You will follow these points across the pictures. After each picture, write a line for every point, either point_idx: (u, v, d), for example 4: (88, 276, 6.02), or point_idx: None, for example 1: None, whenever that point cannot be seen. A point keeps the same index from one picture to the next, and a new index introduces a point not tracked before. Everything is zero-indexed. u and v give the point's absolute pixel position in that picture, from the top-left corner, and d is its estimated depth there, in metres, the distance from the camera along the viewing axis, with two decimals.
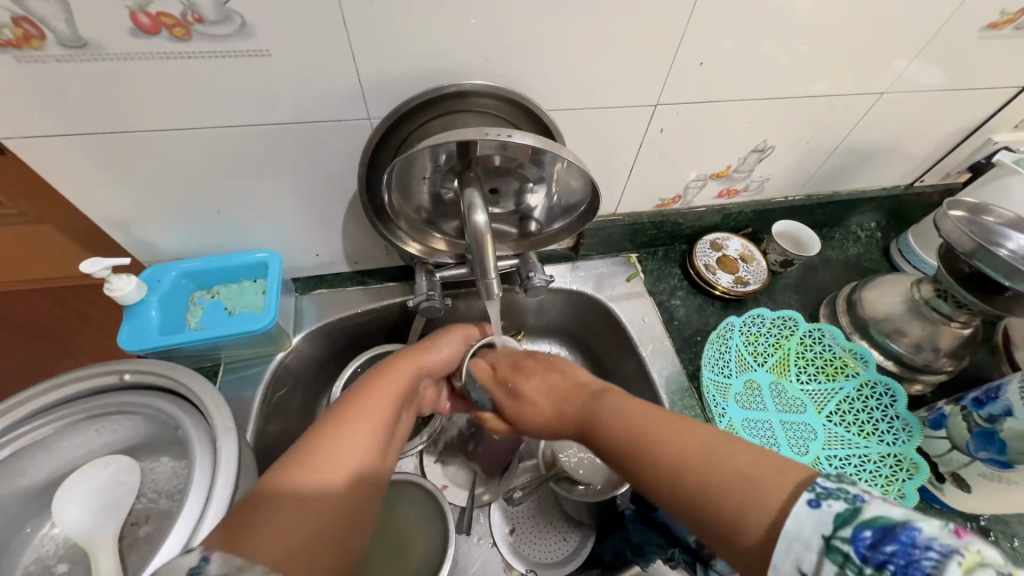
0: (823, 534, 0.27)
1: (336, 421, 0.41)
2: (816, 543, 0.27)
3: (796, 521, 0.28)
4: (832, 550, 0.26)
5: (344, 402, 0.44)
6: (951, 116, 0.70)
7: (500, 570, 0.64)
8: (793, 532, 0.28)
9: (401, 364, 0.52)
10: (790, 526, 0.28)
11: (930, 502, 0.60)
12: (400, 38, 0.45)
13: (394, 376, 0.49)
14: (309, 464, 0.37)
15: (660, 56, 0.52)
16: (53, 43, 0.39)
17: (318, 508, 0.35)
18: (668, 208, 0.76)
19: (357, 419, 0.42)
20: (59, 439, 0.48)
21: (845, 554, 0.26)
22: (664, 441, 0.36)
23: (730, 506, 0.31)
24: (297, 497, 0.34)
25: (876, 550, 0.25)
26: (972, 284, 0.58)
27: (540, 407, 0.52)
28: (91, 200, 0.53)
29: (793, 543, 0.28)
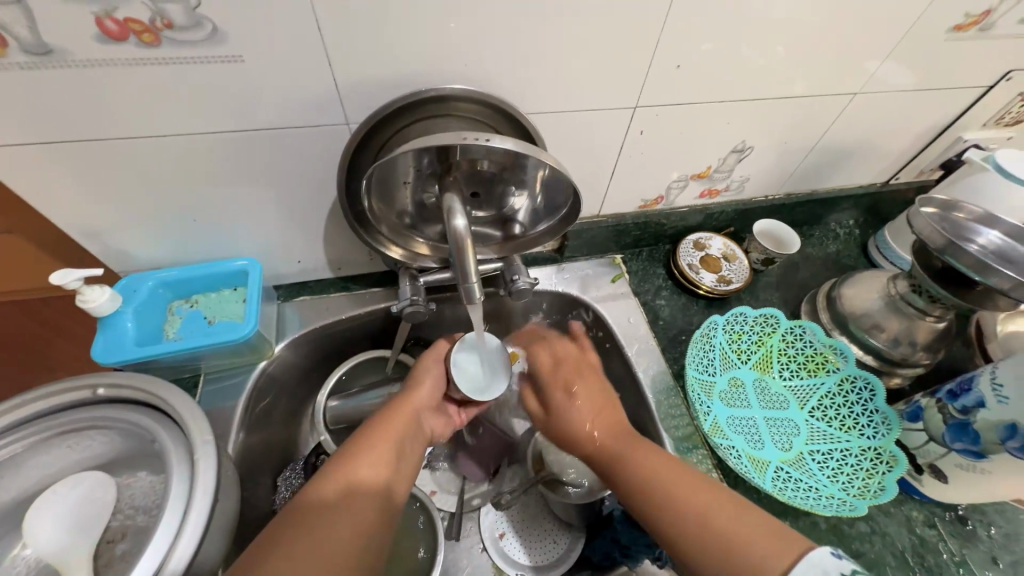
0: (843, 570, 0.35)
1: (350, 454, 0.46)
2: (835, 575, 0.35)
3: (820, 556, 0.36)
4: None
5: (352, 439, 0.49)
6: (923, 115, 0.72)
7: (489, 574, 0.63)
8: (815, 561, 0.36)
9: (401, 401, 0.56)
10: (816, 558, 0.36)
11: (910, 494, 0.61)
12: (376, 44, 0.45)
13: (401, 412, 0.54)
14: (314, 501, 0.41)
15: (638, 58, 0.52)
16: (16, 50, 0.38)
17: (326, 536, 0.39)
18: (651, 209, 0.76)
19: (357, 455, 0.46)
20: (29, 457, 0.46)
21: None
22: (700, 503, 0.43)
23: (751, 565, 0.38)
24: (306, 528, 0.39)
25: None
26: (944, 279, 0.59)
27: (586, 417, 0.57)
28: (60, 209, 0.51)
29: (814, 569, 0.36)
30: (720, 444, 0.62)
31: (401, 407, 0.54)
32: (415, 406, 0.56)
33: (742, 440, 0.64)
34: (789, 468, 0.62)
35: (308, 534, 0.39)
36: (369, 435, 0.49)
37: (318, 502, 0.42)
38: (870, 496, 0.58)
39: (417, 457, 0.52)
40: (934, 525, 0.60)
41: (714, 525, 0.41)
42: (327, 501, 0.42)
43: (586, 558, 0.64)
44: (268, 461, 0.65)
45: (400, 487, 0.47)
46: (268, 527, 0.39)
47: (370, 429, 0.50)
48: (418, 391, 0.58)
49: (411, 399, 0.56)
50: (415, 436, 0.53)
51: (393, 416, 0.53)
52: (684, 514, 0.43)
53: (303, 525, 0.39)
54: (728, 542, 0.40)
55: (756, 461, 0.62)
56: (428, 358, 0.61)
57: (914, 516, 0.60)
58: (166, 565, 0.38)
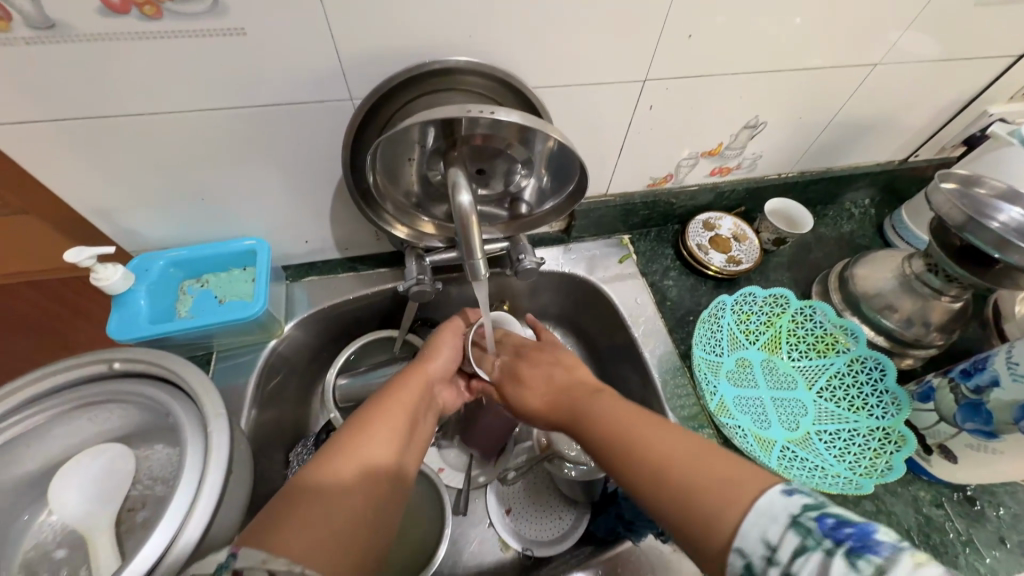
0: (791, 512, 0.30)
1: (360, 426, 0.46)
2: (783, 518, 0.30)
3: (768, 499, 0.31)
4: (798, 524, 0.29)
5: (363, 410, 0.49)
6: (947, 87, 0.69)
7: (496, 549, 0.66)
8: (763, 508, 0.31)
9: (411, 374, 0.55)
10: (764, 504, 0.31)
11: (917, 474, 0.61)
12: (379, 15, 0.44)
13: (412, 385, 0.54)
14: (325, 474, 0.41)
15: (648, 28, 0.50)
16: (20, 25, 0.37)
17: (341, 504, 0.39)
18: (660, 188, 0.75)
19: (367, 426, 0.46)
20: (51, 428, 0.48)
21: (809, 529, 0.29)
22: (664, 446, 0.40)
23: (720, 500, 0.33)
24: (320, 495, 0.39)
25: (836, 531, 0.28)
26: (961, 258, 0.58)
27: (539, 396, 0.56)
28: (71, 188, 0.52)
29: (763, 519, 0.30)
30: (726, 423, 0.62)
31: (413, 380, 0.55)
32: (427, 378, 0.56)
33: (748, 420, 0.64)
34: (795, 448, 0.62)
35: (321, 501, 0.38)
36: (380, 408, 0.49)
37: (332, 471, 0.41)
38: (877, 475, 0.58)
39: (426, 434, 0.53)
40: (941, 505, 0.60)
41: (678, 464, 0.37)
42: (340, 470, 0.41)
43: (590, 533, 0.65)
44: (280, 436, 0.67)
45: (410, 456, 0.48)
46: (274, 497, 0.38)
47: (380, 400, 0.50)
48: (429, 363, 0.58)
49: (423, 371, 0.56)
50: (426, 408, 0.54)
51: (403, 388, 0.53)
52: (651, 463, 0.39)
53: (314, 493, 0.39)
54: (688, 484, 0.36)
55: (762, 440, 0.62)
56: (449, 329, 0.63)
57: (921, 496, 0.60)
58: (182, 533, 0.39)
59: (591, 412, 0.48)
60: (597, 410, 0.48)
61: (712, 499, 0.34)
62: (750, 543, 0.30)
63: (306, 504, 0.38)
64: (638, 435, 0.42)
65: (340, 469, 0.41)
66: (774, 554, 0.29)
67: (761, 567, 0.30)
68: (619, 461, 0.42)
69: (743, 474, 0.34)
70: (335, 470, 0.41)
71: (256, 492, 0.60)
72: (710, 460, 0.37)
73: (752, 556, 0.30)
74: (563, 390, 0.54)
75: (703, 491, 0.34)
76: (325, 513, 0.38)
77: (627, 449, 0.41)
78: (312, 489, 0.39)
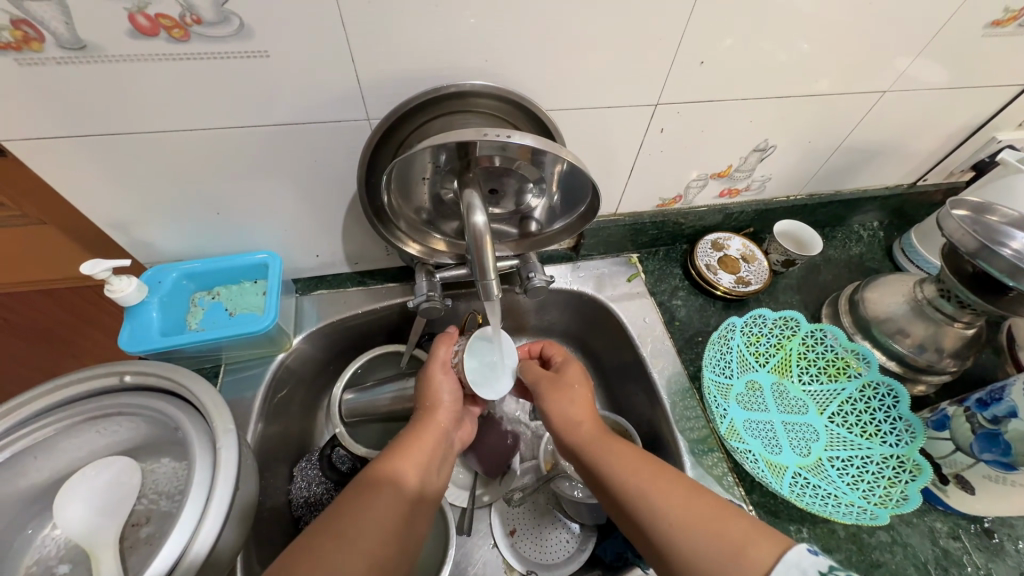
0: (820, 568, 0.33)
1: (365, 485, 0.45)
2: (813, 573, 0.33)
3: (797, 554, 0.34)
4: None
5: (370, 467, 0.48)
6: (955, 114, 0.69)
7: (500, 571, 0.64)
8: (793, 560, 0.34)
9: (423, 425, 0.54)
10: (794, 558, 0.34)
11: (933, 504, 0.60)
12: (399, 42, 0.45)
13: (423, 438, 0.52)
14: (327, 531, 0.40)
15: (660, 55, 0.51)
16: (52, 45, 0.39)
17: (363, 552, 0.40)
18: (669, 208, 0.75)
19: (383, 471, 0.47)
20: (60, 440, 0.48)
21: None
22: (677, 505, 0.42)
23: (724, 556, 0.36)
24: (344, 540, 0.40)
25: None
26: (974, 283, 0.57)
27: (568, 408, 0.55)
28: (91, 201, 0.53)
29: (792, 571, 0.33)
30: (736, 447, 0.61)
31: (431, 426, 0.54)
32: (439, 428, 0.54)
33: (759, 444, 0.63)
34: (807, 474, 0.61)
35: (342, 546, 0.40)
36: (386, 465, 0.48)
37: (359, 515, 0.42)
38: (892, 505, 0.56)
39: (437, 489, 0.51)
40: (958, 537, 0.58)
41: (692, 520, 0.40)
42: (364, 515, 0.42)
43: (597, 557, 0.65)
44: (285, 451, 0.66)
45: (423, 502, 0.48)
46: (292, 545, 0.39)
47: (404, 444, 0.51)
48: (439, 409, 0.56)
49: (436, 421, 0.55)
50: (441, 458, 0.53)
51: (415, 438, 0.52)
52: (659, 516, 0.41)
53: (323, 553, 0.39)
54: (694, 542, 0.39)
55: (773, 466, 0.61)
56: (436, 368, 0.59)
57: (937, 527, 0.59)
58: (189, 550, 0.39)
59: (604, 443, 0.50)
60: (609, 448, 0.49)
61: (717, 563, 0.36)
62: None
63: (312, 560, 0.38)
64: (645, 481, 0.44)
65: (363, 513, 0.42)
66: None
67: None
68: (630, 501, 0.44)
69: (760, 538, 0.37)
70: (360, 515, 0.42)
71: (260, 507, 0.59)
72: (724, 518, 0.39)
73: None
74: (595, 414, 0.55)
75: (715, 542, 0.38)
76: (338, 559, 0.39)
77: (639, 493, 0.44)
78: (329, 534, 0.40)
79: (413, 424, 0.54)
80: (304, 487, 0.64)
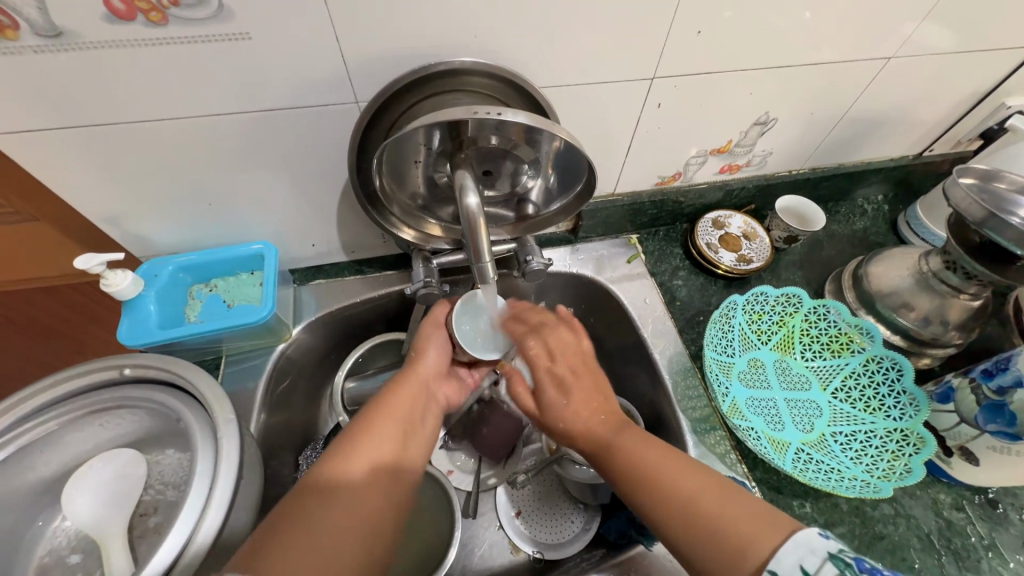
0: (829, 547, 0.33)
1: (340, 446, 0.45)
2: (821, 552, 0.33)
3: (808, 534, 0.35)
4: (837, 558, 0.33)
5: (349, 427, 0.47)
6: (963, 80, 0.67)
7: (507, 552, 0.65)
8: (802, 540, 0.34)
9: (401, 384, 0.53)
10: (804, 538, 0.34)
11: (937, 476, 0.60)
12: (384, 20, 0.44)
13: (401, 396, 0.52)
14: (303, 495, 0.40)
15: (656, 27, 0.50)
16: (28, 33, 0.38)
17: (349, 509, 0.40)
18: (668, 186, 0.74)
19: (361, 431, 0.46)
20: (64, 435, 0.48)
21: (846, 562, 0.33)
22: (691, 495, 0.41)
23: (733, 543, 0.37)
24: (330, 497, 0.40)
25: (873, 570, 0.32)
26: (981, 254, 0.56)
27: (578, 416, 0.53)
28: (81, 195, 0.52)
29: (800, 548, 0.34)
30: (738, 425, 0.61)
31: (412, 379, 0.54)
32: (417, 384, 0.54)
33: (761, 421, 0.63)
34: (810, 450, 0.61)
35: (327, 504, 0.40)
36: (362, 424, 0.47)
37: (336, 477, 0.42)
38: (896, 477, 0.56)
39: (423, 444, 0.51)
40: (962, 508, 0.58)
41: (700, 509, 0.40)
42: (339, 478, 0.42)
43: (602, 536, 0.65)
44: (289, 440, 0.67)
45: (405, 459, 0.47)
46: (271, 513, 0.39)
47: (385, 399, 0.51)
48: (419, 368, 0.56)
49: (415, 373, 0.55)
50: (420, 413, 0.52)
51: (394, 398, 0.51)
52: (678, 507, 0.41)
53: (298, 519, 0.38)
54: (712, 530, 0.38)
55: (776, 443, 0.61)
56: (429, 325, 0.59)
57: (941, 499, 0.59)
58: (194, 539, 0.40)
59: (617, 428, 0.50)
60: (621, 433, 0.49)
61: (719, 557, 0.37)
62: (786, 568, 0.34)
63: (289, 528, 0.38)
64: (657, 464, 0.44)
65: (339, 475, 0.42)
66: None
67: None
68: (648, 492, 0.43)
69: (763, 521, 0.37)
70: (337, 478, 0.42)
71: (266, 494, 0.60)
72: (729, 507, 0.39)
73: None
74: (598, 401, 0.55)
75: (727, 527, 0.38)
76: (317, 523, 0.39)
77: (647, 477, 0.44)
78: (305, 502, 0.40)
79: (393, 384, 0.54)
80: None
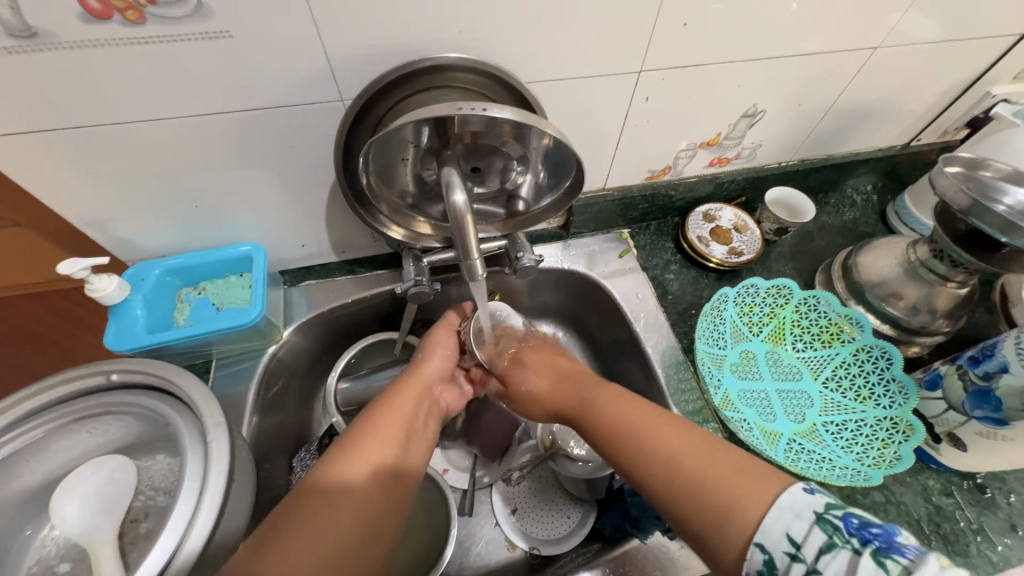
0: (815, 509, 0.33)
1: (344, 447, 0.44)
2: (808, 515, 0.33)
3: (791, 496, 0.34)
4: (823, 521, 0.32)
5: (353, 428, 0.46)
6: (949, 69, 0.67)
7: (503, 548, 0.66)
8: (787, 504, 0.34)
9: (404, 386, 0.53)
10: (787, 502, 0.34)
11: (926, 463, 0.60)
12: (367, 17, 0.43)
13: (404, 398, 0.52)
14: (306, 496, 0.39)
15: (642, 19, 0.49)
16: (0, 34, 0.37)
17: (353, 508, 0.40)
18: (658, 180, 0.74)
19: (367, 430, 0.46)
20: (50, 442, 0.48)
21: (834, 525, 0.32)
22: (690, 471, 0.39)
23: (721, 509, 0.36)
24: (334, 495, 0.40)
25: (862, 530, 0.31)
26: (967, 242, 0.57)
27: (541, 382, 0.58)
28: (63, 199, 0.51)
29: (787, 513, 0.34)
30: (730, 417, 0.62)
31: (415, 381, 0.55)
32: (420, 386, 0.54)
33: (753, 413, 0.63)
34: (801, 440, 0.62)
35: (330, 501, 0.39)
36: (366, 424, 0.47)
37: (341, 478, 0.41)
38: (885, 465, 0.57)
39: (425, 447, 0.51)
40: (951, 494, 0.59)
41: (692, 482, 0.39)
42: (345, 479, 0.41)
43: (597, 530, 0.65)
44: (283, 442, 0.67)
45: (411, 461, 0.47)
46: (273, 511, 0.39)
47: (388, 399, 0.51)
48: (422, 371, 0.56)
49: (418, 374, 0.55)
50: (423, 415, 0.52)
51: (396, 398, 0.51)
52: (667, 480, 0.40)
53: (304, 519, 0.38)
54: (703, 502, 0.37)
55: (768, 433, 0.62)
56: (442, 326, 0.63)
57: (930, 485, 0.59)
58: (184, 545, 0.39)
59: (594, 400, 0.50)
60: (597, 399, 0.50)
61: (705, 525, 0.37)
62: (773, 536, 0.33)
63: (294, 528, 0.37)
64: (636, 431, 0.44)
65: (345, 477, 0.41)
66: (799, 551, 0.32)
67: (783, 562, 0.32)
68: (644, 469, 0.42)
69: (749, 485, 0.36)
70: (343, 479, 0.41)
71: (260, 497, 0.60)
72: (707, 465, 0.39)
73: (773, 553, 0.33)
74: (565, 377, 0.56)
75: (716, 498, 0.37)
76: (321, 524, 0.38)
77: (632, 450, 0.44)
78: (308, 501, 0.39)
79: (393, 386, 0.54)
80: (303, 476, 0.65)
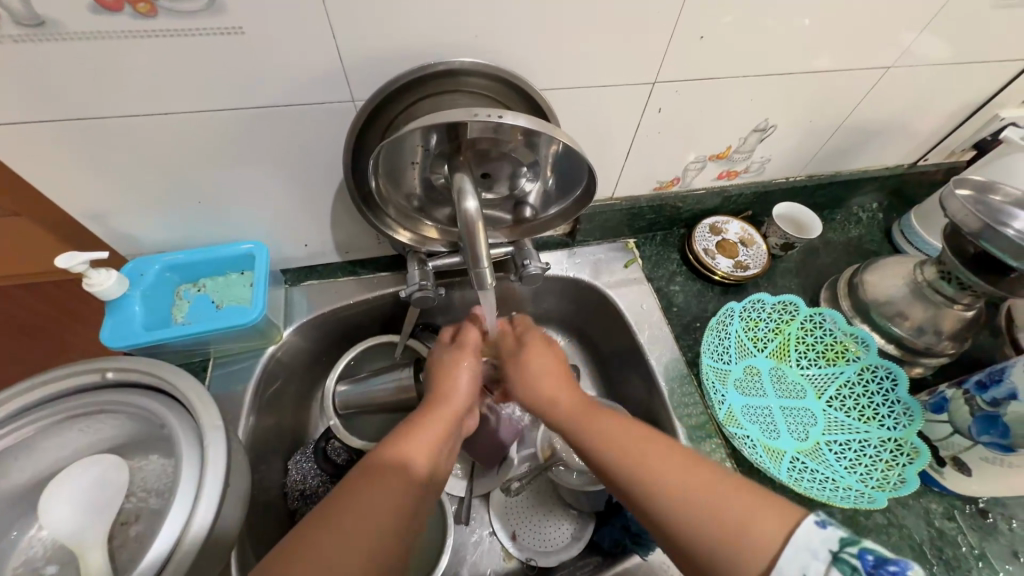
0: (830, 548, 0.33)
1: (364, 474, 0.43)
2: (824, 554, 0.33)
3: (806, 532, 0.35)
4: (840, 561, 0.32)
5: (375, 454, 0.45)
6: (958, 91, 0.67)
7: (498, 558, 0.65)
8: (802, 543, 0.34)
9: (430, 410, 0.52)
10: (803, 539, 0.34)
11: (929, 485, 0.60)
12: (383, 19, 0.43)
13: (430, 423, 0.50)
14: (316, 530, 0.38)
15: (659, 31, 0.49)
16: (8, 22, 0.36)
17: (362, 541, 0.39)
18: (666, 191, 0.74)
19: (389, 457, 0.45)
20: (41, 441, 0.46)
21: (851, 565, 0.32)
22: (703, 500, 0.39)
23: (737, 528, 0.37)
24: (343, 527, 0.39)
25: (879, 568, 0.32)
26: (975, 265, 0.56)
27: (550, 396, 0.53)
28: (64, 192, 0.50)
29: (802, 553, 0.34)
30: (734, 433, 0.61)
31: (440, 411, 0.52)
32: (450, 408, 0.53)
33: (757, 430, 0.63)
34: (804, 459, 0.61)
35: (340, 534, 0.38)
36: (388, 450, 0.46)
37: (359, 502, 0.40)
38: (890, 488, 0.57)
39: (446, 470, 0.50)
40: (953, 518, 0.58)
41: (706, 510, 0.39)
42: (362, 506, 0.40)
43: (596, 543, 0.64)
44: (278, 444, 0.65)
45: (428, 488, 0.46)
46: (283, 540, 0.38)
47: (414, 422, 0.50)
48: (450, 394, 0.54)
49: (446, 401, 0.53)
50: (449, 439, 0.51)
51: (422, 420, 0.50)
52: (684, 512, 0.39)
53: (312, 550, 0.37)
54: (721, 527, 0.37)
55: (771, 451, 0.61)
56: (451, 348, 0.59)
57: (932, 508, 0.59)
58: (176, 553, 0.38)
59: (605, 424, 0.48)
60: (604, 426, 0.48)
61: (722, 551, 0.37)
62: None
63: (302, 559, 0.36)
64: (641, 462, 0.44)
65: (361, 501, 0.40)
66: None
67: None
68: (659, 500, 0.41)
69: (765, 515, 0.37)
70: (358, 504, 0.40)
71: (254, 500, 0.59)
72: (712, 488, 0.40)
73: None
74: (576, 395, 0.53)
75: (733, 524, 0.37)
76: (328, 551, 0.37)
77: (647, 484, 0.42)
78: (321, 529, 0.38)
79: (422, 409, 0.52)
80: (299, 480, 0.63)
